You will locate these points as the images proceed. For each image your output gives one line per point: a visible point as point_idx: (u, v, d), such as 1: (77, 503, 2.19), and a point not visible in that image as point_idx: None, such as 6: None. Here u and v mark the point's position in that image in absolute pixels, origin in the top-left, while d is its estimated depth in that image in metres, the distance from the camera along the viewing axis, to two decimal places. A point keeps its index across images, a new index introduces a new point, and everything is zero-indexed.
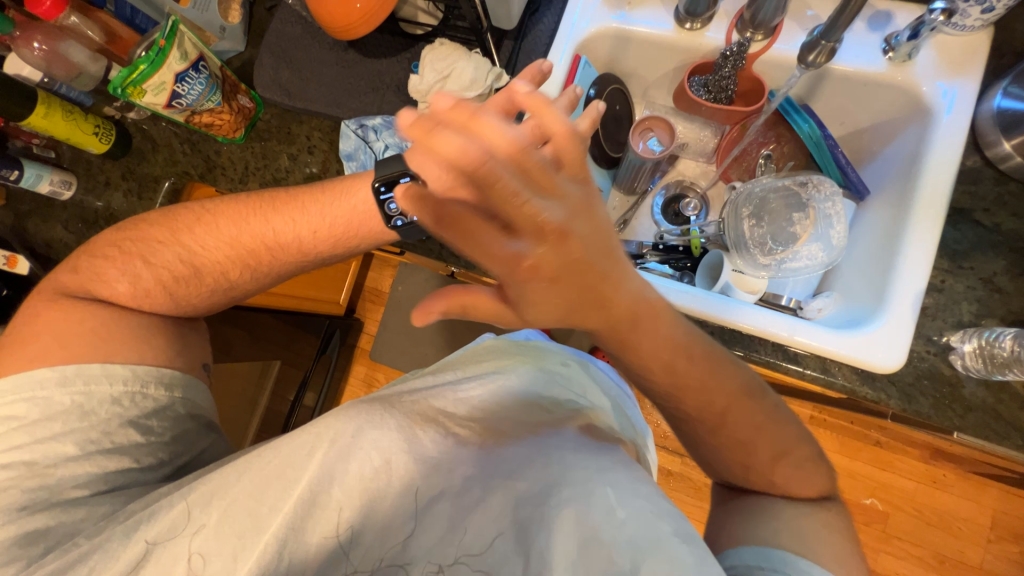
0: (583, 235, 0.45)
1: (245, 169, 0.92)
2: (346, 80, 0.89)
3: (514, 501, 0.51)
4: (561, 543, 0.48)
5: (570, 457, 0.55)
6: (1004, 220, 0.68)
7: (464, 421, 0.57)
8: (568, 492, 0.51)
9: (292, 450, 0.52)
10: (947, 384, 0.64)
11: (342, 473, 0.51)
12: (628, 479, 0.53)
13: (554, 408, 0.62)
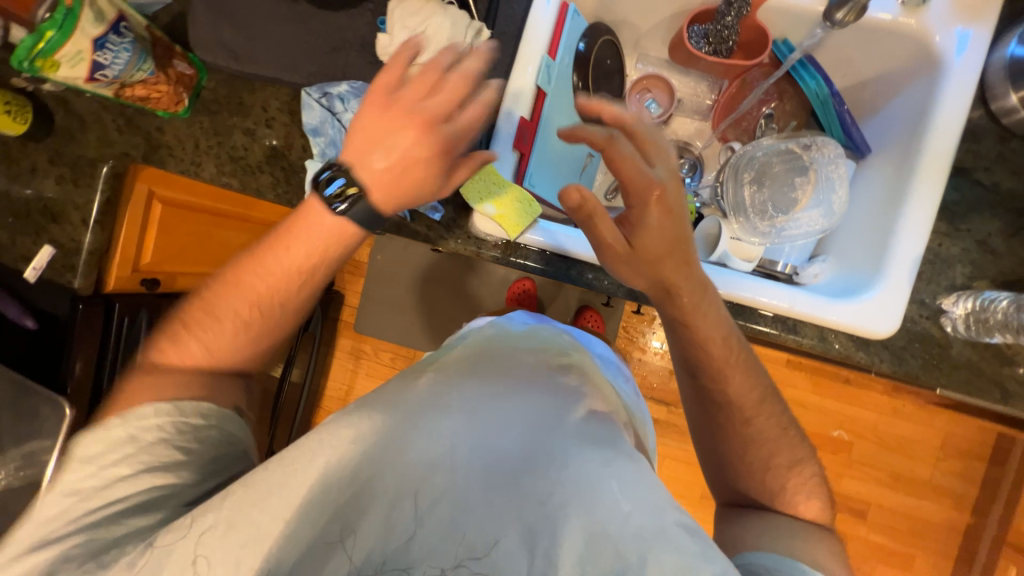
0: (672, 193, 0.57)
1: (196, 150, 0.82)
2: (301, 40, 0.78)
3: (519, 502, 0.49)
4: (568, 539, 0.47)
5: (576, 451, 0.54)
6: (1003, 178, 0.66)
7: (465, 418, 0.55)
8: (572, 485, 0.51)
9: (295, 460, 0.49)
10: (936, 345, 0.66)
11: (343, 475, 0.49)
12: (634, 472, 0.53)
13: (558, 400, 0.61)
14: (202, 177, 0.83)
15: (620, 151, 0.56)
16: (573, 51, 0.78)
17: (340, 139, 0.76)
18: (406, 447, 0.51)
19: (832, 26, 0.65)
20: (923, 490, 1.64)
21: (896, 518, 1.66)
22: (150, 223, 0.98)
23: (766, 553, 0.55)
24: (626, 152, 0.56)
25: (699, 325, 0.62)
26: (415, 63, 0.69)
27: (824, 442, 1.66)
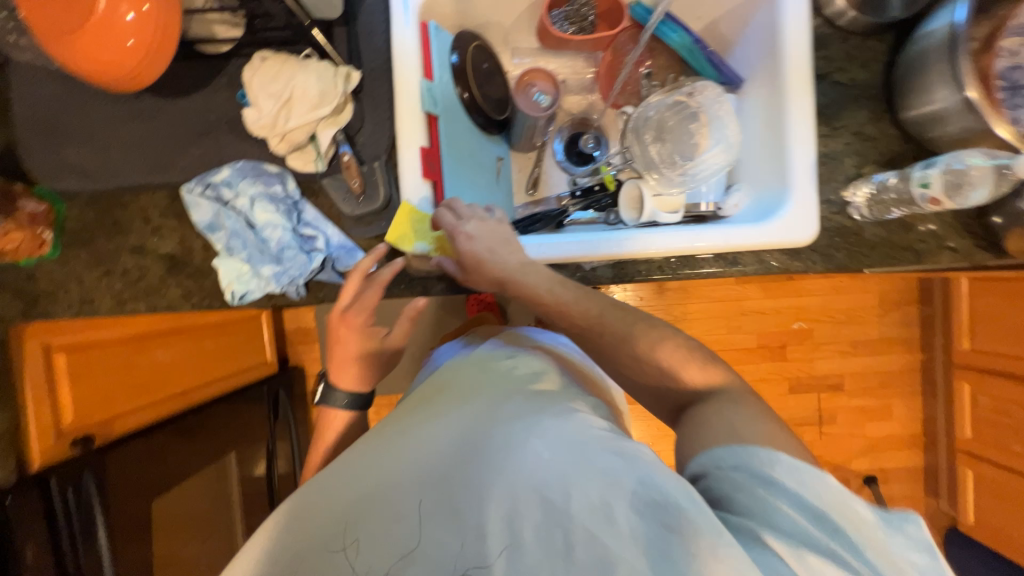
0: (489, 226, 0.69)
1: (82, 287, 0.74)
2: (164, 138, 0.72)
3: (460, 488, 0.51)
4: (496, 512, 0.49)
5: (501, 427, 0.55)
6: (856, 73, 0.73)
7: (407, 430, 0.58)
8: (500, 458, 0.52)
9: (271, 524, 0.53)
10: (851, 234, 0.74)
11: (300, 517, 0.52)
12: (558, 425, 0.54)
13: (494, 385, 0.63)
14: (98, 313, 0.75)
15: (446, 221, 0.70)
16: (448, 67, 0.77)
17: (242, 226, 0.71)
18: (348, 477, 0.54)
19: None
20: (879, 346, 1.83)
21: (865, 379, 1.84)
22: (58, 379, 0.87)
23: (719, 453, 0.49)
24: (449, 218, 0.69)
25: (515, 284, 0.65)
26: (291, 128, 0.64)
27: (788, 336, 1.82)
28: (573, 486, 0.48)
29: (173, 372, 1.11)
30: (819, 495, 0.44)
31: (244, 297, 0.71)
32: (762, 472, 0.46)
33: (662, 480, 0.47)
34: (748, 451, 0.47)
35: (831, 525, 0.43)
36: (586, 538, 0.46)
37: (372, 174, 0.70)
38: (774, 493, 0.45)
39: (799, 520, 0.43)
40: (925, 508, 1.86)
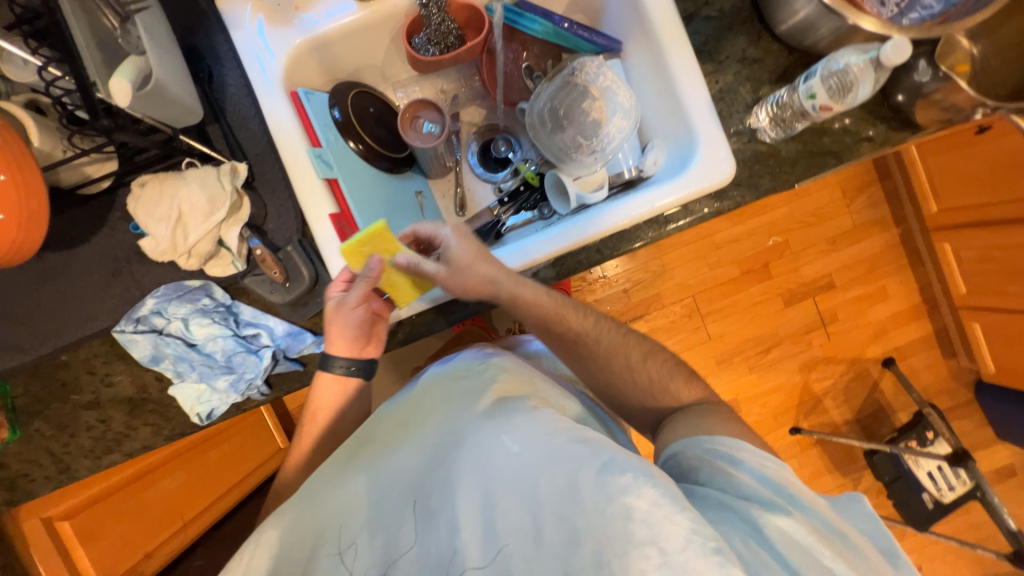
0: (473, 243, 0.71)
1: (54, 457, 0.74)
2: (84, 288, 0.70)
3: (434, 488, 0.59)
4: (467, 508, 0.56)
5: (475, 431, 0.63)
6: (723, 2, 0.73)
7: (398, 447, 0.67)
8: (473, 461, 0.59)
9: (281, 517, 0.63)
10: (770, 156, 0.73)
11: (302, 525, 0.61)
12: (526, 423, 0.61)
13: (466, 393, 0.70)
14: (79, 476, 0.74)
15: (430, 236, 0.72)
16: (332, 124, 0.76)
17: (183, 349, 0.70)
18: (346, 486, 0.63)
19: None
20: (856, 234, 1.83)
21: (853, 269, 1.85)
22: (74, 547, 0.92)
23: (706, 442, 0.62)
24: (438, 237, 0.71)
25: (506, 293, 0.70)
26: (194, 242, 0.63)
27: (768, 253, 1.82)
28: (537, 474, 0.55)
29: (190, 494, 1.13)
30: (775, 472, 0.57)
31: (211, 415, 0.71)
32: (732, 454, 0.59)
33: (625, 459, 0.52)
34: (717, 440, 0.61)
35: (792, 497, 0.55)
36: (554, 516, 0.52)
37: (290, 259, 0.69)
38: (741, 469, 0.58)
39: (764, 490, 0.55)
40: (949, 371, 1.88)
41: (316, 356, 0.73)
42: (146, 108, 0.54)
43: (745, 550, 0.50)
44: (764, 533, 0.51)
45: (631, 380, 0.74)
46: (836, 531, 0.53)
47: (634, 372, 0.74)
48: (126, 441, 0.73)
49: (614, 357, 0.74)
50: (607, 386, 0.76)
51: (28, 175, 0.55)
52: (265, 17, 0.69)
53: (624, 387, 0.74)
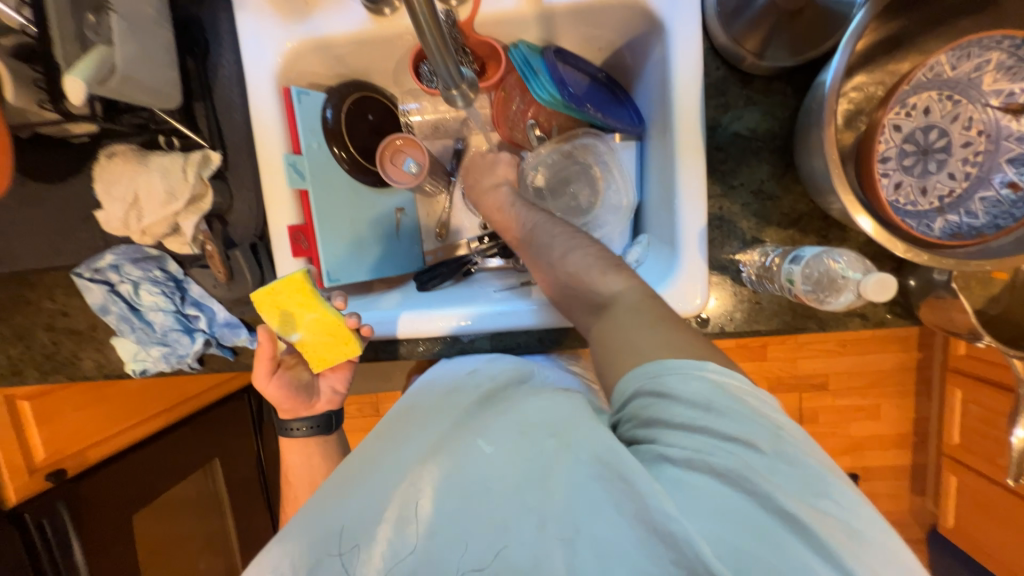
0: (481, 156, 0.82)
1: (10, 360, 0.81)
2: (53, 224, 0.73)
3: (418, 479, 0.54)
4: (443, 500, 0.52)
5: (456, 435, 0.59)
6: (758, 122, 0.65)
7: (381, 452, 0.60)
8: (452, 462, 0.55)
9: (271, 552, 0.52)
10: (748, 300, 0.68)
11: (286, 560, 0.50)
12: (496, 423, 0.58)
13: (455, 391, 0.66)
14: (28, 383, 0.82)
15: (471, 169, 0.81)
16: (320, 127, 0.73)
17: (128, 309, 0.73)
18: (336, 505, 0.54)
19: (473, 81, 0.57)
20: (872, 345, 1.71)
21: (854, 378, 1.74)
22: (26, 427, 1.02)
23: (637, 376, 0.49)
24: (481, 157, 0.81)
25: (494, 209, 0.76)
26: (148, 224, 0.64)
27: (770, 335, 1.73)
28: (507, 469, 0.52)
29: (143, 400, 1.24)
30: (698, 380, 0.47)
31: (145, 373, 0.76)
32: (654, 380, 0.48)
33: (582, 439, 0.50)
34: (641, 369, 0.49)
35: (722, 409, 0.45)
36: (519, 498, 0.50)
37: (237, 262, 0.70)
38: (672, 402, 0.47)
39: (698, 418, 0.45)
40: (910, 507, 1.81)
41: (248, 349, 0.75)
42: (115, 95, 0.53)
43: (697, 510, 0.43)
44: (706, 478, 0.44)
45: (559, 267, 0.65)
46: (778, 446, 0.44)
47: (573, 266, 0.64)
48: (72, 367, 0.80)
49: (554, 245, 0.67)
50: (563, 307, 0.66)
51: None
52: (270, 4, 0.65)
53: (568, 294, 0.64)
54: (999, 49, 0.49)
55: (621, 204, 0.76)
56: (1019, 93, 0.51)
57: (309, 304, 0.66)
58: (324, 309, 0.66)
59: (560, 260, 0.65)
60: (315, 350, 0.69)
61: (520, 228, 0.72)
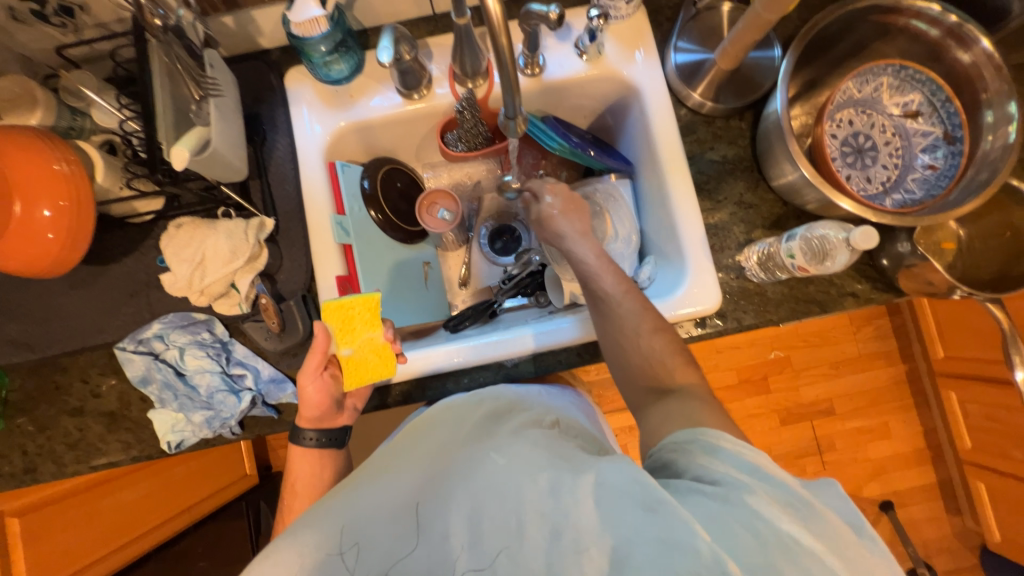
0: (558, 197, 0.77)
1: (25, 456, 0.76)
2: (90, 303, 0.74)
3: (431, 501, 0.60)
4: (459, 515, 0.57)
5: (468, 452, 0.64)
6: (726, 150, 0.81)
7: (397, 465, 0.66)
8: (465, 480, 0.60)
9: (282, 544, 0.57)
10: (755, 294, 0.77)
11: (294, 549, 0.55)
12: (513, 439, 0.64)
13: (460, 412, 0.71)
14: (42, 480, 0.77)
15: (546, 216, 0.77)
16: (359, 194, 0.84)
17: (173, 376, 0.74)
18: (349, 503, 0.60)
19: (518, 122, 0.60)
20: (860, 363, 1.80)
21: (855, 399, 1.80)
22: (15, 549, 0.86)
23: (681, 436, 0.54)
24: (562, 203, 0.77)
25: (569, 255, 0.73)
26: (208, 283, 0.69)
27: (767, 366, 1.80)
28: (521, 484, 0.57)
29: (140, 510, 1.12)
30: (751, 455, 0.50)
31: (180, 444, 0.74)
32: (710, 442, 0.52)
33: (596, 464, 0.55)
34: (692, 431, 0.54)
35: (766, 475, 0.48)
36: (535, 517, 0.54)
37: (289, 312, 0.74)
38: (719, 457, 0.51)
39: (741, 476, 0.48)
40: (951, 527, 1.76)
41: (292, 405, 0.76)
42: (201, 170, 0.62)
43: (721, 532, 0.44)
44: (745, 513, 0.45)
45: (633, 346, 0.65)
46: (827, 520, 0.45)
47: (640, 341, 0.65)
48: (97, 454, 0.76)
49: (627, 322, 0.66)
50: (624, 376, 0.67)
51: (83, 199, 0.62)
52: (322, 99, 0.80)
53: (635, 371, 0.65)
54: (886, 74, 0.68)
55: (630, 232, 0.88)
56: (912, 103, 0.68)
57: (365, 326, 0.70)
58: (379, 334, 0.71)
59: (631, 330, 0.66)
60: (354, 367, 0.70)
61: (596, 287, 0.69)
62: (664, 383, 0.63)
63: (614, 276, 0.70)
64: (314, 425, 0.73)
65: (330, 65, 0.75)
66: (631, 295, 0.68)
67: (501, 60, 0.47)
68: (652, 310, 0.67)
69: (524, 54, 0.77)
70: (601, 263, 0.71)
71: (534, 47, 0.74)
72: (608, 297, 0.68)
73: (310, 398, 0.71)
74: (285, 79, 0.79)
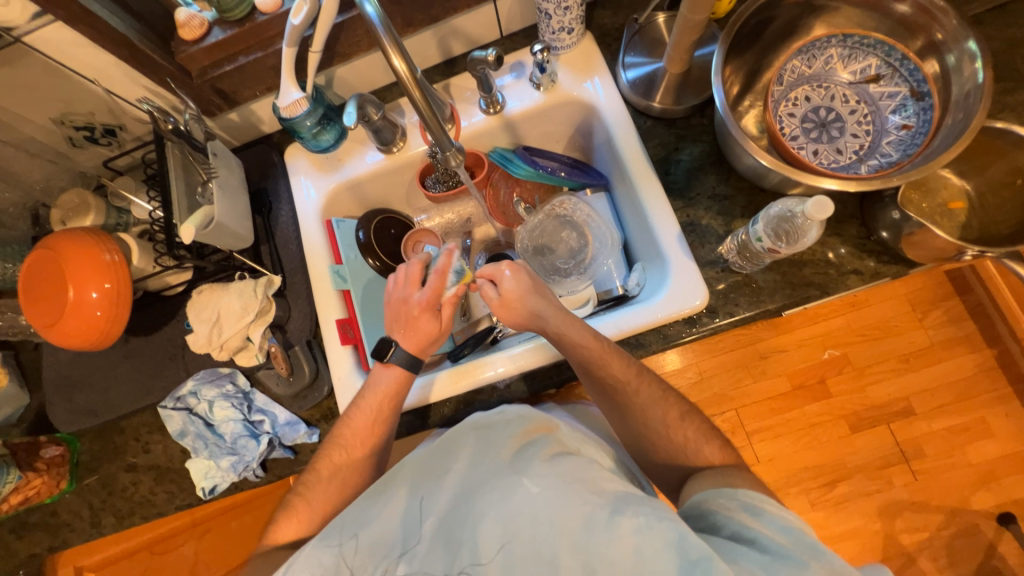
0: (515, 282, 0.72)
1: (92, 511, 0.87)
2: (135, 370, 0.85)
3: (456, 530, 0.55)
4: (486, 538, 0.52)
5: (498, 476, 0.57)
6: (692, 148, 0.81)
7: (426, 480, 0.62)
8: (496, 510, 0.53)
9: (312, 553, 0.57)
10: (746, 285, 0.74)
11: (325, 558, 0.57)
12: (548, 464, 0.56)
13: (489, 432, 0.64)
14: (105, 531, 0.86)
15: (501, 305, 0.73)
16: (355, 245, 0.91)
17: (204, 427, 0.82)
18: (380, 517, 0.59)
19: (464, 165, 0.73)
20: (936, 354, 1.54)
21: (940, 394, 1.53)
22: None
23: (726, 500, 0.54)
24: (520, 282, 0.73)
25: (556, 336, 0.70)
26: (226, 337, 0.79)
27: (822, 368, 1.56)
28: (556, 516, 0.51)
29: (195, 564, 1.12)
30: (798, 524, 0.49)
31: (213, 490, 0.81)
32: (753, 505, 0.52)
33: (639, 505, 0.49)
34: (734, 493, 0.54)
35: (817, 547, 0.47)
36: (569, 551, 0.49)
37: (296, 357, 0.82)
38: (759, 520, 0.50)
39: (786, 542, 0.47)
40: None
41: (307, 445, 0.81)
42: (211, 241, 0.74)
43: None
44: None
45: (660, 430, 0.67)
46: None
47: (668, 427, 0.67)
48: (148, 504, 0.85)
49: (654, 414, 0.68)
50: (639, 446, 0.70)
51: (121, 278, 0.73)
52: (316, 167, 0.90)
53: (653, 444, 0.68)
54: (833, 46, 0.68)
55: (612, 241, 0.89)
56: (869, 68, 0.67)
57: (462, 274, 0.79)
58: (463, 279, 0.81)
59: (649, 412, 0.68)
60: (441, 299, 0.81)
61: (602, 371, 0.68)
62: (684, 459, 0.66)
63: (626, 363, 0.69)
64: (417, 354, 0.76)
65: (318, 136, 0.86)
66: (651, 380, 0.69)
67: (418, 106, 0.58)
68: (671, 396, 0.69)
69: (483, 96, 0.84)
70: (604, 342, 0.69)
71: (489, 88, 0.81)
72: (622, 383, 0.68)
73: (417, 323, 0.76)
74: (285, 155, 0.91)
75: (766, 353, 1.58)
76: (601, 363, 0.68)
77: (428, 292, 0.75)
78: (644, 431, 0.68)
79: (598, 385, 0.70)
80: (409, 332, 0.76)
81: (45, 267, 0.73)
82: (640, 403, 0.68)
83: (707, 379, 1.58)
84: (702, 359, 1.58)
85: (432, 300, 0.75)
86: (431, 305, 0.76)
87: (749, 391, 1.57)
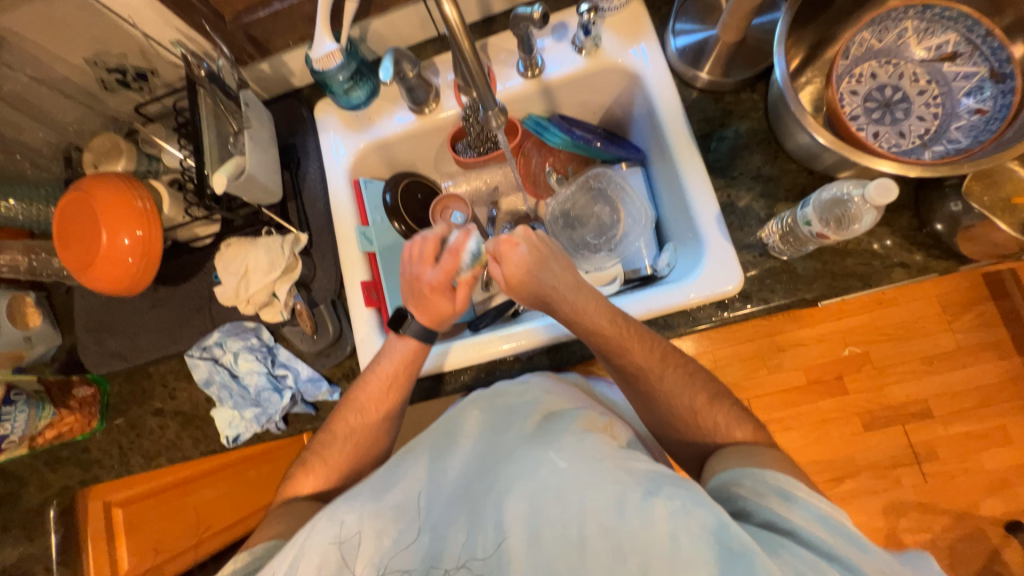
0: (520, 252, 0.68)
1: (122, 450, 0.90)
2: (162, 319, 0.86)
3: (481, 501, 0.55)
4: (514, 510, 0.52)
5: (523, 450, 0.58)
6: (739, 124, 0.77)
7: (450, 449, 0.64)
8: (524, 484, 0.54)
9: (332, 515, 0.56)
10: (784, 272, 0.71)
11: (345, 524, 0.55)
12: (573, 439, 0.57)
13: (512, 400, 0.67)
14: (133, 470, 0.90)
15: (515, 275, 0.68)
16: (382, 207, 0.91)
17: (228, 377, 0.84)
18: (404, 482, 0.60)
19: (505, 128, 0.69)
20: (962, 358, 1.50)
21: (962, 398, 1.49)
22: (115, 535, 1.04)
23: (759, 485, 0.53)
24: (522, 254, 0.68)
25: (576, 313, 0.67)
26: (252, 292, 0.79)
27: (842, 364, 1.53)
28: (584, 492, 0.51)
29: (216, 509, 1.17)
30: (834, 514, 0.48)
31: (237, 438, 0.83)
32: (784, 490, 0.51)
33: (672, 487, 0.49)
34: (766, 478, 0.53)
35: (856, 540, 0.46)
36: (599, 528, 0.49)
37: (321, 316, 0.83)
38: (794, 508, 0.49)
39: (825, 536, 0.46)
40: None
41: (328, 403, 0.83)
42: (241, 193, 0.73)
43: None
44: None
45: (684, 413, 0.66)
46: None
47: (692, 410, 0.66)
48: (174, 447, 0.88)
49: (678, 392, 0.67)
50: (660, 426, 0.69)
51: (152, 226, 0.73)
52: (346, 124, 0.88)
53: (674, 425, 0.67)
54: (909, 18, 0.63)
55: (645, 218, 0.87)
56: (946, 44, 0.63)
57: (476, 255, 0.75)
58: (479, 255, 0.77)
59: (673, 394, 0.67)
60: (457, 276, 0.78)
61: (627, 348, 0.66)
62: (706, 442, 0.65)
63: (652, 341, 0.68)
64: (432, 326, 0.75)
65: (349, 92, 0.83)
66: (678, 362, 0.68)
67: (465, 57, 0.54)
68: (700, 376, 0.68)
69: (522, 58, 0.80)
70: (632, 319, 0.69)
71: (530, 49, 0.77)
72: (649, 363, 0.67)
73: (432, 299, 0.73)
74: (315, 111, 0.89)
75: (785, 345, 1.55)
76: (628, 340, 0.67)
77: (440, 270, 0.72)
78: (666, 411, 0.67)
79: (624, 363, 0.69)
80: (423, 307, 0.74)
81: (79, 211, 0.73)
82: (665, 384, 0.67)
83: (722, 367, 1.57)
84: (719, 347, 1.56)
85: (447, 279, 0.72)
86: (445, 283, 0.72)
87: (765, 382, 1.55)
